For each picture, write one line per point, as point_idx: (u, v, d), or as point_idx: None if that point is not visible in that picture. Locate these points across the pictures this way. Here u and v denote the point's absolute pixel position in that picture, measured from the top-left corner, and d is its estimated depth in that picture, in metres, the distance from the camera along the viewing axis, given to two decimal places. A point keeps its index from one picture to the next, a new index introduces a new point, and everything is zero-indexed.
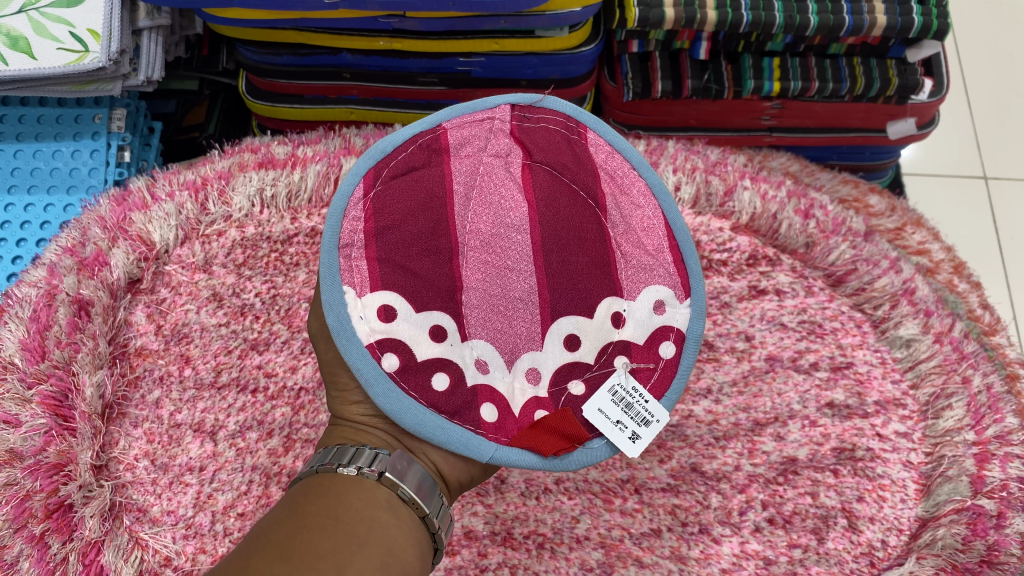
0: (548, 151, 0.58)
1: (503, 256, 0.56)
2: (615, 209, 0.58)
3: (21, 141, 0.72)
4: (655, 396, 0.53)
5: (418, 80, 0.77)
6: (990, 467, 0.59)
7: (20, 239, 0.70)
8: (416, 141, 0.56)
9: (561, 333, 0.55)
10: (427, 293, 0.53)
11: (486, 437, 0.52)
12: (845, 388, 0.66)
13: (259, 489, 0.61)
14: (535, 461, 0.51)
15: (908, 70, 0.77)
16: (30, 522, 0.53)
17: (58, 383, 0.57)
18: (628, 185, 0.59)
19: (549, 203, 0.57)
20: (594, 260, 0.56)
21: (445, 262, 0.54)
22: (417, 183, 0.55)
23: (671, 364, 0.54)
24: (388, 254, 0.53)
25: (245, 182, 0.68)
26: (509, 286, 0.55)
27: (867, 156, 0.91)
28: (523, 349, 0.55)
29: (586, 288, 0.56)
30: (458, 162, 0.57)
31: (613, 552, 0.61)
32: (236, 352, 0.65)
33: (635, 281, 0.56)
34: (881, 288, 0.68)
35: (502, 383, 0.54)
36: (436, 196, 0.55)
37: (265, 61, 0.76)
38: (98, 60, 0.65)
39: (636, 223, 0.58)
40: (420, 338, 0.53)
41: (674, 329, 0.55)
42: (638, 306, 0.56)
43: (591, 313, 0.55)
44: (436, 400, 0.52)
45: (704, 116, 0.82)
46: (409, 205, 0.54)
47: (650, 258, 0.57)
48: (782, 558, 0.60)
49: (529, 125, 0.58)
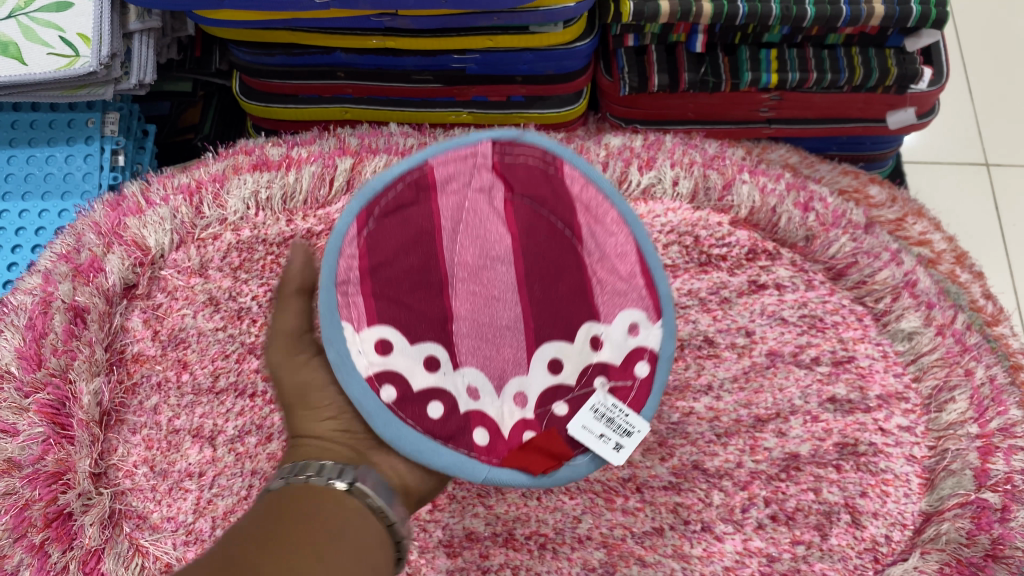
0: (529, 186, 0.56)
1: (489, 286, 0.57)
2: (591, 238, 0.56)
3: (14, 147, 0.73)
4: (631, 424, 0.54)
5: (413, 78, 0.77)
6: (994, 460, 0.59)
7: (15, 246, 0.70)
8: (403, 176, 0.55)
9: (545, 357, 0.56)
10: (421, 324, 0.55)
11: (478, 459, 0.53)
12: (846, 383, 0.65)
13: (259, 494, 0.61)
14: (526, 480, 0.53)
15: (907, 60, 0.76)
16: (29, 532, 0.53)
17: (55, 391, 0.57)
18: (602, 215, 0.56)
19: (530, 235, 0.56)
20: (573, 288, 0.56)
21: (437, 293, 0.56)
22: (407, 222, 0.55)
23: (647, 381, 0.54)
24: (382, 289, 0.54)
25: (240, 185, 0.68)
26: (497, 314, 0.57)
27: (867, 146, 0.90)
28: (511, 373, 0.56)
29: (566, 314, 0.56)
30: (445, 198, 0.56)
31: (615, 551, 0.61)
32: (233, 356, 0.64)
33: (610, 306, 0.56)
34: (882, 281, 0.67)
35: (493, 408, 0.56)
36: (426, 231, 0.55)
37: (258, 61, 0.76)
38: (88, 64, 0.65)
39: (610, 250, 0.56)
40: (415, 368, 0.54)
41: (647, 351, 0.55)
42: (613, 329, 0.56)
43: (573, 336, 0.56)
44: (433, 426, 0.53)
45: (701, 109, 0.82)
46: (401, 242, 0.55)
47: (624, 284, 0.56)
48: (785, 555, 0.60)
49: (510, 157, 0.56)
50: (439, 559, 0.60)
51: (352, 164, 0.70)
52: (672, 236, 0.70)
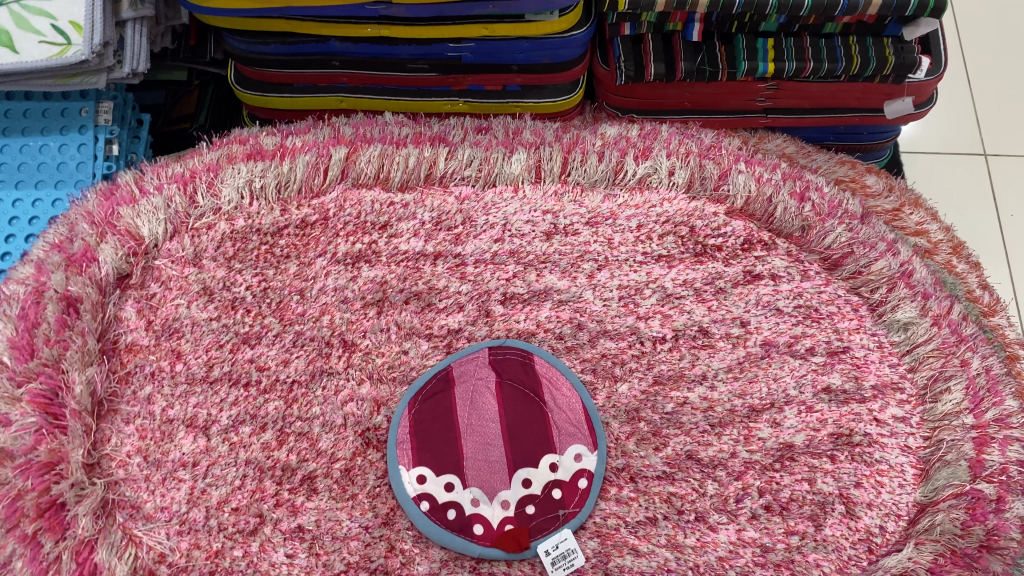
0: (515, 384, 0.64)
1: (485, 425, 0.63)
2: (552, 398, 0.64)
3: (7, 136, 0.73)
4: (574, 509, 0.61)
5: (408, 67, 0.76)
6: (989, 451, 0.59)
7: (8, 235, 0.70)
8: (424, 394, 0.64)
9: (518, 478, 0.62)
10: (444, 461, 0.62)
11: (476, 540, 0.59)
12: (842, 373, 0.65)
13: (253, 484, 0.60)
14: (502, 554, 0.59)
15: (905, 49, 0.75)
16: (22, 522, 0.53)
17: (47, 381, 0.57)
18: (559, 382, 0.64)
19: (515, 386, 0.64)
20: (539, 425, 0.63)
21: (453, 435, 0.62)
22: (437, 394, 0.64)
23: (585, 492, 0.61)
24: (417, 428, 0.62)
25: (234, 174, 0.69)
26: (490, 448, 0.62)
27: (864, 136, 0.90)
28: (501, 487, 0.61)
29: (536, 446, 0.63)
30: (460, 365, 0.65)
31: (609, 541, 0.60)
32: (227, 346, 0.64)
33: (564, 436, 0.63)
34: (878, 271, 0.68)
35: (488, 507, 0.61)
36: (448, 379, 0.64)
37: (253, 50, 0.75)
38: (80, 53, 0.64)
39: (563, 413, 0.64)
40: (435, 488, 0.61)
41: (586, 470, 0.62)
42: (565, 458, 0.62)
43: (536, 462, 0.62)
44: (448, 519, 0.60)
45: (698, 98, 0.81)
46: (431, 396, 0.64)
47: (573, 425, 0.63)
48: (779, 545, 0.60)
49: (500, 356, 0.65)
50: (432, 548, 0.59)
51: (346, 154, 0.71)
52: (667, 226, 0.70)
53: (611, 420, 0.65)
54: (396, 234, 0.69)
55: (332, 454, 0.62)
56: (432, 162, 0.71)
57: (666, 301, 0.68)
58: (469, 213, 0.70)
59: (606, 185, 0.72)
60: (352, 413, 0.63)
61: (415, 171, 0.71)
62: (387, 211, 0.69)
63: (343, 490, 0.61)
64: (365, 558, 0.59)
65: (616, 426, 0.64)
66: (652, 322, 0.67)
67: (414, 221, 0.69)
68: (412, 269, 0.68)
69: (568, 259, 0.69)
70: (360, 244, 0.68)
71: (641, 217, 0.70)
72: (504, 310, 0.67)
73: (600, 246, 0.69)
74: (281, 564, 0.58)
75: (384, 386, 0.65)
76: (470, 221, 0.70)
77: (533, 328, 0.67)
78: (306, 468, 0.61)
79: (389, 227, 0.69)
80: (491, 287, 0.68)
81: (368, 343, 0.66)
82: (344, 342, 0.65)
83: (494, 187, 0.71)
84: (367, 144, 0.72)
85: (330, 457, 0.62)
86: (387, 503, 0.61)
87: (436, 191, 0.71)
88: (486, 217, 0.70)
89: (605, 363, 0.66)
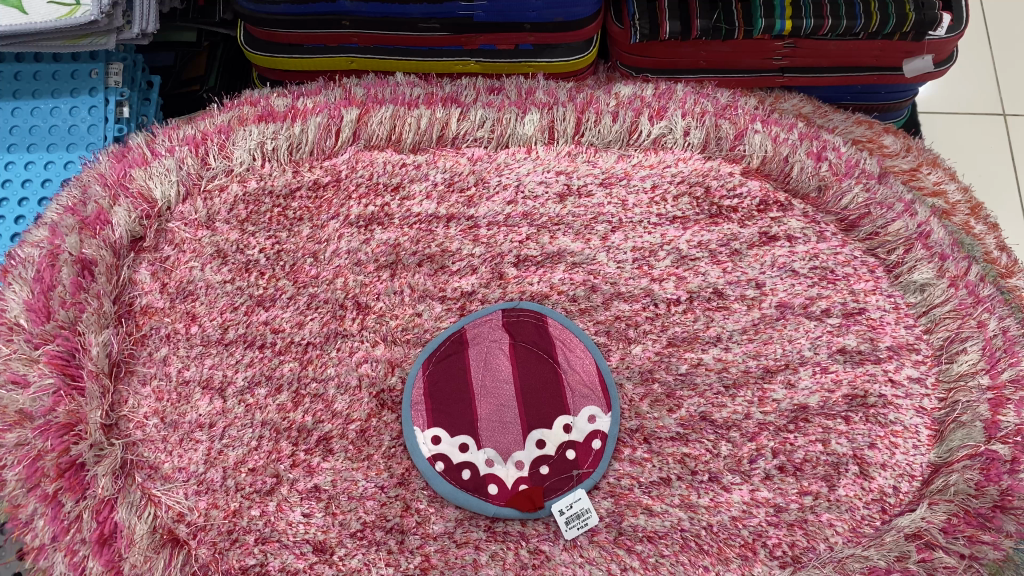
0: (527, 347, 0.64)
1: (499, 388, 0.63)
2: (566, 362, 0.64)
3: (18, 98, 0.74)
4: (587, 469, 0.61)
5: (419, 26, 0.75)
6: (1005, 412, 0.59)
7: (21, 198, 0.71)
8: (439, 357, 0.64)
9: (532, 441, 0.62)
10: (459, 423, 0.62)
11: (490, 501, 0.60)
12: (857, 334, 0.65)
13: (270, 445, 0.61)
14: (517, 514, 0.60)
15: (927, 5, 0.74)
16: (42, 482, 0.54)
17: (64, 342, 0.57)
18: (573, 345, 0.65)
19: (530, 349, 0.64)
20: (552, 387, 0.63)
21: (468, 399, 0.63)
22: (451, 357, 0.64)
23: (599, 454, 0.62)
24: (432, 391, 0.63)
25: (245, 136, 0.68)
26: (504, 411, 0.62)
27: (882, 95, 0.88)
28: (516, 450, 0.62)
29: (549, 407, 0.63)
30: (474, 328, 0.65)
31: (623, 501, 0.61)
32: (241, 308, 0.64)
33: (577, 398, 0.63)
34: (895, 232, 0.67)
35: (502, 468, 0.61)
36: (464, 343, 0.64)
37: (263, 10, 0.74)
38: (89, 13, 0.64)
39: (577, 376, 0.64)
40: (452, 449, 0.61)
41: (599, 431, 0.62)
42: (578, 420, 0.62)
43: (550, 423, 0.62)
44: (463, 480, 0.60)
45: (714, 57, 0.80)
46: (445, 361, 0.64)
47: (586, 387, 0.63)
48: (792, 505, 0.60)
49: (514, 318, 0.65)
50: (447, 507, 0.60)
51: (358, 115, 0.70)
52: (682, 186, 0.69)
53: (625, 381, 0.65)
54: (409, 196, 0.68)
55: (347, 415, 0.62)
56: (444, 123, 0.71)
57: (680, 263, 0.67)
58: (482, 174, 0.69)
59: (620, 146, 0.71)
60: (367, 374, 0.64)
61: (428, 133, 0.70)
62: (399, 172, 0.69)
63: (359, 450, 0.62)
64: (381, 517, 0.59)
65: (630, 387, 0.65)
66: (666, 284, 0.67)
67: (426, 183, 0.69)
68: (424, 231, 0.68)
69: (581, 221, 0.68)
70: (373, 207, 0.68)
71: (655, 177, 0.70)
72: (517, 272, 0.67)
73: (613, 207, 0.69)
74: (298, 523, 0.59)
75: (397, 347, 0.65)
76: (484, 182, 0.69)
77: (546, 291, 0.67)
78: (322, 429, 0.62)
79: (402, 189, 0.69)
80: (505, 250, 0.68)
81: (382, 306, 0.66)
82: (358, 305, 0.65)
83: (507, 148, 0.70)
84: (378, 104, 0.71)
85: (345, 418, 0.62)
86: (403, 463, 0.62)
87: (448, 153, 0.70)
88: (499, 178, 0.69)
89: (619, 325, 0.66)
